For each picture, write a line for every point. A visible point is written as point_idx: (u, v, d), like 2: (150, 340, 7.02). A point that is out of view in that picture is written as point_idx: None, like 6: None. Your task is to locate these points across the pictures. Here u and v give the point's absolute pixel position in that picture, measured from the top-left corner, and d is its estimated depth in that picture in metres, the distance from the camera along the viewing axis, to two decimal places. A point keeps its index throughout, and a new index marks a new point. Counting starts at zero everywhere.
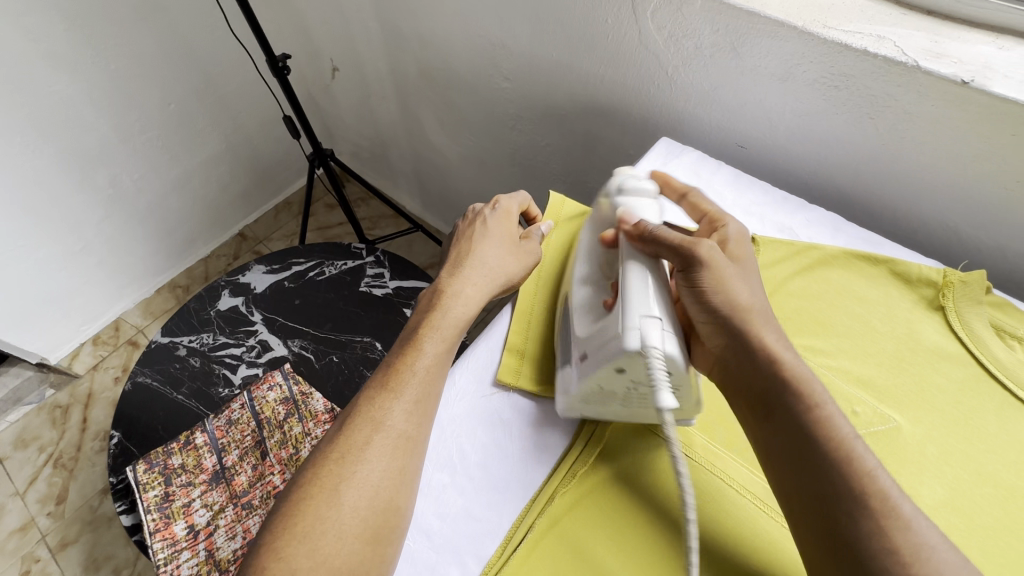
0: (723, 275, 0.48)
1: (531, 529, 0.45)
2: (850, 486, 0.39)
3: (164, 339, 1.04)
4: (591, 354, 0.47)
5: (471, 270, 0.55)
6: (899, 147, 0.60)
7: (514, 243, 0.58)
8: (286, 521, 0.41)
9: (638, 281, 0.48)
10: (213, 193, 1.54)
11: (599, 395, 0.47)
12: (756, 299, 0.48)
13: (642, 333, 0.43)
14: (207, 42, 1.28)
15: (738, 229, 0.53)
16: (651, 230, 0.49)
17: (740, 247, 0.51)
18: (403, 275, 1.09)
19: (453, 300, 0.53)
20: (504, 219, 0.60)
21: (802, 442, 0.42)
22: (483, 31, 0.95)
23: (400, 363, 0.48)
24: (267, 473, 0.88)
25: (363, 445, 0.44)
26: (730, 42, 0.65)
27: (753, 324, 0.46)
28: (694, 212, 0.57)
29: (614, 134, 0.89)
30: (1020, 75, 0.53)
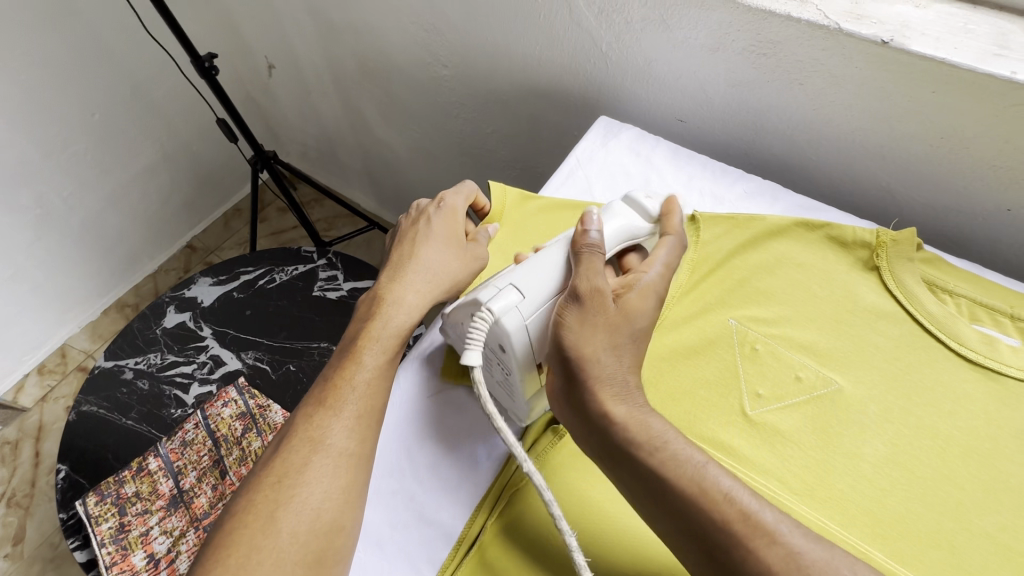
0: (585, 317, 0.43)
1: (487, 526, 0.44)
2: (707, 517, 0.36)
3: (108, 363, 0.99)
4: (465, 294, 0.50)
5: (415, 276, 0.53)
6: (829, 112, 0.61)
7: (458, 243, 0.57)
8: (220, 553, 0.39)
9: (535, 269, 0.48)
10: (153, 205, 1.46)
11: (457, 334, 0.50)
12: (614, 345, 0.43)
13: (502, 296, 0.46)
14: (127, 46, 1.21)
15: (652, 287, 0.46)
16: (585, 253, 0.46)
17: (639, 297, 0.45)
18: (357, 276, 1.06)
19: (394, 309, 0.51)
20: (450, 217, 0.58)
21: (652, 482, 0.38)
22: (415, 18, 0.92)
23: (340, 375, 0.47)
24: (228, 492, 0.85)
25: (300, 467, 0.42)
26: (658, 15, 0.64)
27: (597, 374, 0.41)
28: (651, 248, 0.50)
29: (558, 116, 0.88)
30: (938, 32, 0.53)
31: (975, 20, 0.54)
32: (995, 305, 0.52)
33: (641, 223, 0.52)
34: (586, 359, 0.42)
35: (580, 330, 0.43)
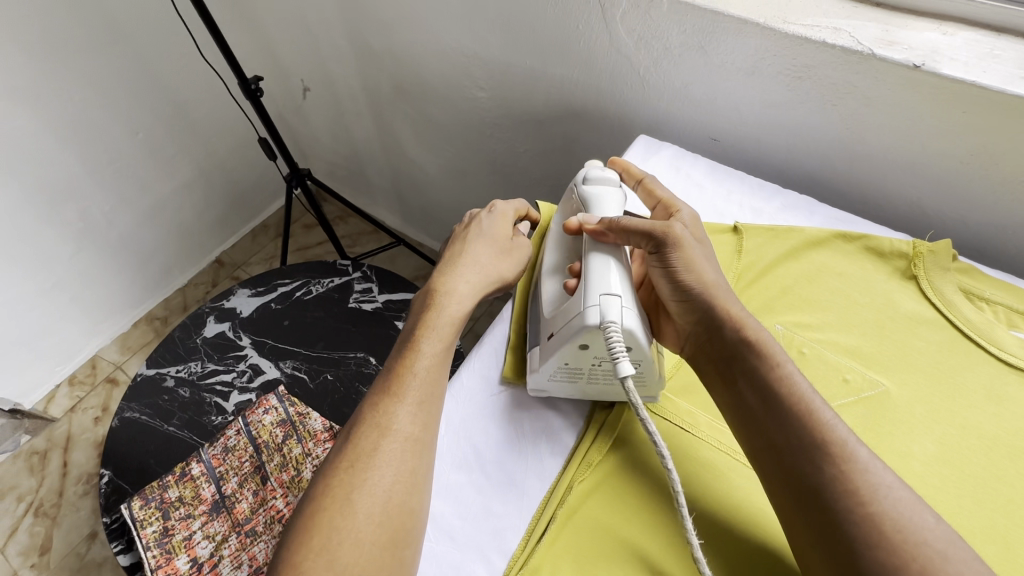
0: (691, 255, 0.51)
1: (552, 520, 0.46)
2: (810, 441, 0.42)
3: (150, 371, 1.02)
4: (555, 333, 0.49)
5: (465, 269, 0.56)
6: (861, 131, 0.64)
7: (507, 244, 0.60)
8: (302, 535, 0.41)
9: (601, 264, 0.51)
10: (187, 220, 1.51)
11: (566, 372, 0.50)
12: (720, 278, 0.51)
13: (601, 309, 0.47)
14: (174, 69, 1.27)
15: (689, 215, 0.57)
16: (621, 224, 0.52)
17: (697, 228, 0.55)
18: (392, 288, 1.10)
19: (448, 299, 0.54)
20: (501, 220, 0.62)
21: (767, 400, 0.45)
22: (455, 43, 0.97)
23: (400, 366, 0.49)
24: (268, 498, 0.86)
25: (371, 453, 0.44)
26: (697, 41, 0.68)
27: (719, 297, 0.50)
28: (650, 198, 0.60)
29: (592, 137, 0.92)
30: (967, 58, 0.57)
31: (1001, 46, 0.57)
32: None
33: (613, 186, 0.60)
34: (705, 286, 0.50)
35: (688, 262, 0.51)
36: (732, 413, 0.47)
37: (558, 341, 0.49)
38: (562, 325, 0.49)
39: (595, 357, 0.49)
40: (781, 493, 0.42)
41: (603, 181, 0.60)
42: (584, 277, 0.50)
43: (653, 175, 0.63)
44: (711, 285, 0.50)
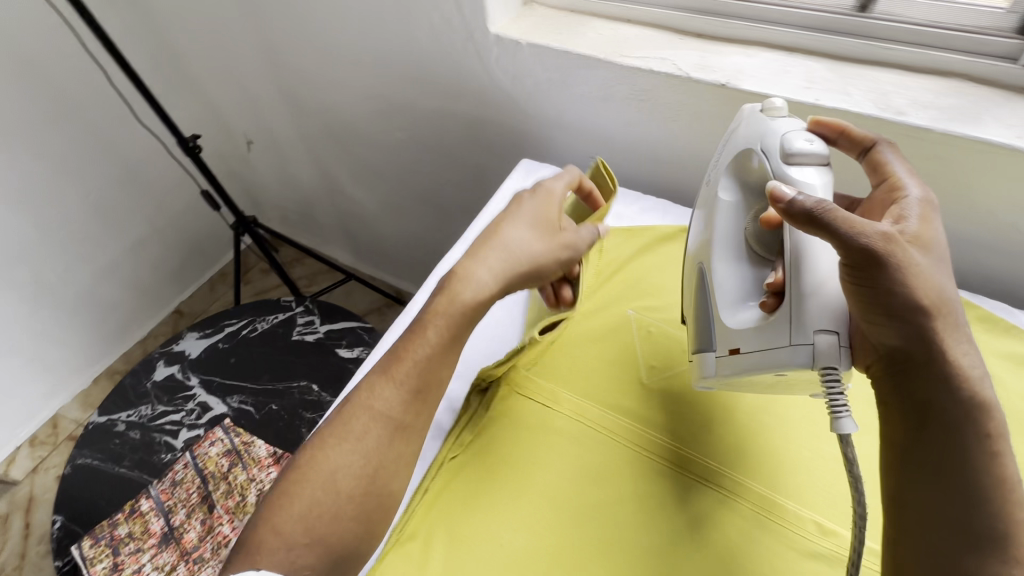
0: (909, 259, 0.43)
1: (428, 489, 0.54)
2: (944, 385, 0.43)
3: (102, 418, 1.06)
4: (744, 353, 0.49)
5: (490, 254, 0.52)
6: (699, 141, 0.75)
7: (548, 225, 0.55)
8: (281, 497, 0.46)
9: (814, 274, 0.46)
10: (142, 274, 1.57)
11: (744, 379, 0.51)
12: (932, 263, 0.44)
13: (825, 348, 0.44)
14: (120, 134, 1.35)
15: (920, 199, 0.49)
16: (834, 215, 0.42)
17: (927, 224, 0.47)
18: (333, 319, 1.16)
19: (464, 284, 0.51)
20: (546, 200, 0.57)
21: (953, 425, 0.43)
22: (370, 91, 1.08)
23: (401, 348, 0.51)
24: (216, 525, 0.91)
25: (359, 437, 0.48)
26: (558, 76, 0.80)
27: (915, 270, 0.43)
28: (877, 173, 0.53)
29: (497, 163, 1.03)
30: (761, 75, 0.68)
31: (793, 63, 0.69)
32: None
33: (813, 162, 0.50)
34: (938, 297, 0.43)
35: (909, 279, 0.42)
36: (907, 434, 0.45)
37: (750, 360, 0.49)
38: (759, 349, 0.48)
39: (788, 381, 0.49)
40: (931, 525, 0.42)
41: (808, 157, 0.50)
42: (788, 297, 0.47)
43: (888, 142, 0.54)
44: (934, 302, 0.43)
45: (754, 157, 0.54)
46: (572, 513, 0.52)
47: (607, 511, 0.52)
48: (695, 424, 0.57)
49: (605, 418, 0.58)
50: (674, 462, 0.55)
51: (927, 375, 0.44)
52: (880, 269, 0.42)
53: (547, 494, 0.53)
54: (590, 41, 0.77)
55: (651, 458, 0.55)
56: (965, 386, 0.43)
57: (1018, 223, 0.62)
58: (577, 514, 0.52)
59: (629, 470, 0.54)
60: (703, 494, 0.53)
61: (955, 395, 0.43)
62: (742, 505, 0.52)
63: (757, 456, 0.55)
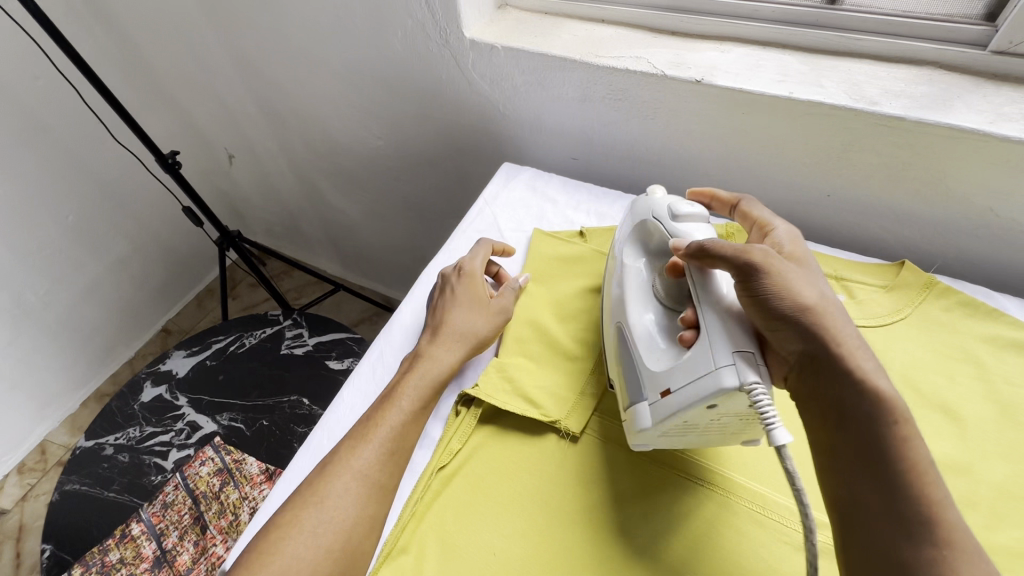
0: (783, 270, 0.47)
1: (420, 501, 0.53)
2: (850, 379, 0.43)
3: (89, 442, 1.04)
4: (675, 391, 0.46)
5: (452, 339, 0.59)
6: (678, 138, 0.76)
7: (487, 312, 0.62)
8: (260, 559, 0.45)
9: (717, 302, 0.47)
10: (126, 294, 1.55)
11: (680, 427, 0.47)
12: (807, 275, 0.48)
13: (741, 368, 0.42)
14: (97, 153, 1.33)
15: (788, 231, 0.54)
16: (711, 248, 0.48)
17: (796, 248, 0.52)
18: (322, 331, 1.15)
19: (430, 361, 0.58)
20: (471, 281, 0.64)
21: (867, 415, 0.41)
22: (349, 101, 1.07)
23: (368, 420, 0.53)
24: (209, 545, 0.91)
25: (345, 496, 0.48)
26: (536, 79, 0.80)
27: (790, 279, 0.46)
28: (747, 220, 0.58)
29: (480, 168, 1.03)
30: (735, 70, 0.68)
31: (766, 58, 0.69)
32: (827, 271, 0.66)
33: (699, 222, 0.55)
34: (820, 300, 0.46)
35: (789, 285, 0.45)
36: (830, 433, 0.43)
37: (680, 401, 0.45)
38: (686, 383, 0.45)
39: (721, 421, 0.46)
40: (866, 520, 0.39)
41: (693, 217, 0.55)
42: (704, 325, 0.46)
43: (750, 198, 0.61)
44: (818, 304, 0.46)
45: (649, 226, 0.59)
46: (560, 519, 0.51)
47: (591, 515, 0.51)
48: None
49: (603, 423, 0.57)
50: (660, 459, 0.55)
51: (834, 375, 0.43)
52: (759, 278, 0.46)
53: (537, 499, 0.53)
54: (566, 43, 0.77)
55: (648, 461, 0.55)
56: (869, 380, 0.42)
57: (994, 207, 0.62)
58: (563, 520, 0.51)
59: (616, 472, 0.54)
60: (692, 491, 0.52)
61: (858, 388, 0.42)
62: (735, 500, 0.51)
63: (750, 452, 0.55)
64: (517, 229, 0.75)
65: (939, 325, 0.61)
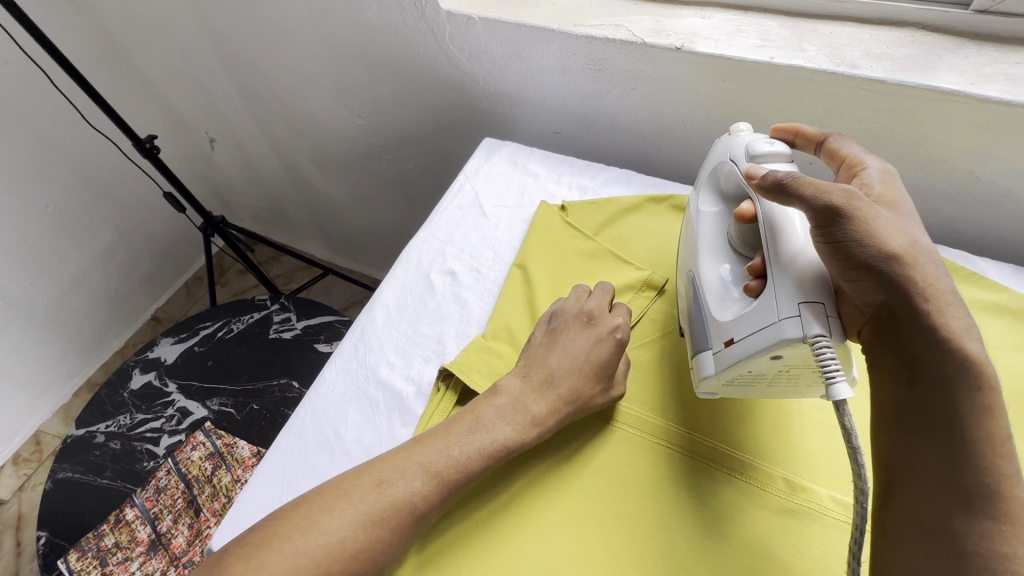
0: (872, 215, 0.44)
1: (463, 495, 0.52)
2: (934, 340, 0.41)
3: (80, 431, 1.04)
4: (738, 341, 0.47)
5: (561, 396, 0.53)
6: (660, 107, 0.75)
7: (606, 372, 0.55)
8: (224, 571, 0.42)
9: (788, 247, 0.47)
10: (113, 283, 1.53)
11: (749, 376, 0.49)
12: (901, 221, 0.45)
13: (805, 320, 0.43)
14: (75, 140, 1.30)
15: (881, 170, 0.51)
16: (790, 183, 0.46)
17: (890, 191, 0.48)
18: (309, 314, 1.14)
19: (498, 413, 0.51)
20: (591, 330, 0.58)
21: (943, 379, 0.41)
22: (326, 79, 1.05)
23: (421, 442, 0.49)
24: (203, 528, 0.91)
25: (378, 515, 0.45)
26: (514, 51, 0.78)
27: (880, 223, 0.44)
28: (833, 160, 0.54)
29: (462, 144, 1.01)
30: (716, 36, 0.67)
31: (747, 22, 0.68)
32: None
33: (777, 159, 0.52)
34: (912, 247, 0.43)
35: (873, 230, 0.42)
36: (896, 392, 0.43)
37: (745, 351, 0.46)
38: (749, 334, 0.46)
39: (789, 370, 0.47)
40: (925, 487, 0.40)
41: (772, 157, 0.52)
42: (770, 275, 0.47)
43: (839, 134, 0.56)
44: (909, 252, 0.43)
45: (724, 167, 0.57)
46: (572, 496, 0.52)
47: (608, 498, 0.52)
48: (675, 392, 0.58)
49: (624, 411, 0.57)
50: (654, 433, 0.55)
51: (916, 329, 0.42)
52: (843, 220, 0.43)
53: (538, 476, 0.53)
54: (543, 12, 0.75)
55: (673, 448, 0.54)
56: (954, 339, 0.41)
57: (975, 169, 0.62)
58: (570, 494, 0.52)
59: (615, 448, 0.55)
60: (685, 465, 0.53)
61: (941, 349, 0.41)
62: (720, 470, 0.52)
63: (761, 431, 0.54)
64: (499, 204, 0.75)
65: None
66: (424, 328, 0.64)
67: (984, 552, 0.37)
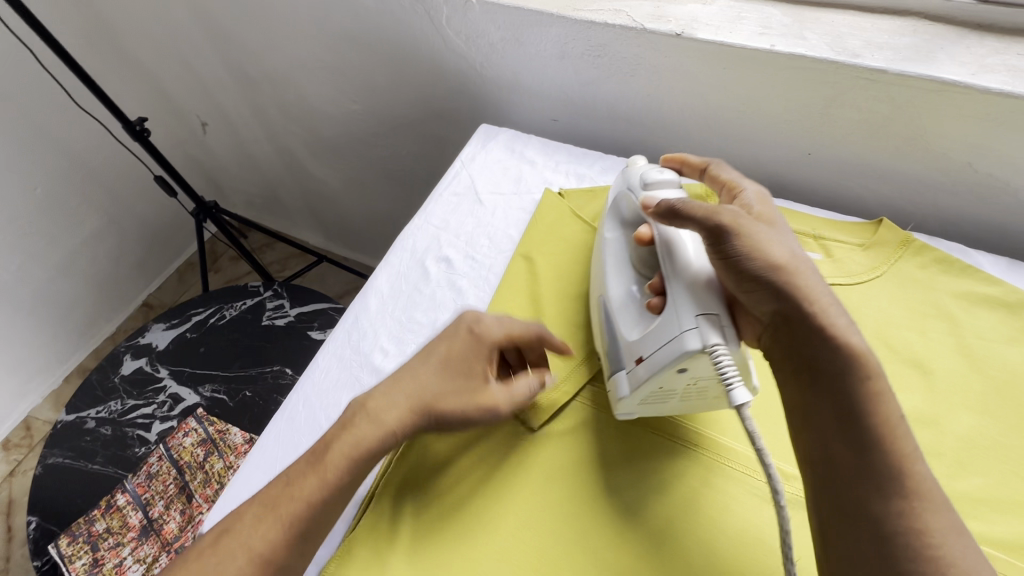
0: (754, 233, 0.46)
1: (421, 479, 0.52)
2: (822, 339, 0.43)
3: (70, 417, 1.03)
4: (646, 358, 0.47)
5: (415, 403, 0.49)
6: (659, 96, 0.74)
7: (470, 380, 0.51)
8: None
9: (683, 264, 0.48)
10: (103, 268, 1.51)
11: (661, 393, 0.48)
12: (780, 236, 0.48)
13: (702, 331, 0.44)
14: (63, 122, 1.28)
15: (758, 191, 0.53)
16: (676, 209, 0.49)
17: (765, 208, 0.51)
18: (303, 301, 1.13)
19: (353, 437, 0.47)
20: (469, 338, 0.52)
21: (839, 373, 0.42)
22: (320, 62, 1.03)
23: (276, 485, 0.46)
24: (195, 514, 0.91)
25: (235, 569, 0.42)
26: (512, 35, 0.77)
27: (760, 240, 0.46)
28: (715, 185, 0.56)
29: (459, 131, 1.00)
30: (718, 23, 0.66)
31: (749, 9, 0.67)
32: (805, 231, 0.65)
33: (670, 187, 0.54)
34: (791, 258, 0.46)
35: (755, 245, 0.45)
36: (802, 393, 0.44)
37: (652, 367, 0.46)
38: (655, 349, 0.46)
39: (698, 383, 0.47)
40: (837, 481, 0.41)
41: (663, 184, 0.54)
42: (669, 292, 0.48)
43: (717, 161, 0.59)
44: (790, 262, 0.46)
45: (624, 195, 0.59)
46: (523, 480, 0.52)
47: (560, 480, 0.51)
48: None
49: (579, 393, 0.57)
50: (650, 425, 0.54)
51: (806, 333, 0.44)
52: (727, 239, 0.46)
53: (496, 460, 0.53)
54: None
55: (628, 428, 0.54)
56: (838, 337, 0.43)
57: (973, 162, 0.62)
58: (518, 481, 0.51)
59: (563, 445, 0.53)
60: (675, 456, 0.52)
61: (832, 347, 0.43)
62: (711, 458, 0.51)
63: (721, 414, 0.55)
64: (495, 191, 0.74)
65: (914, 282, 0.60)
66: (418, 315, 0.63)
67: (906, 533, 0.38)
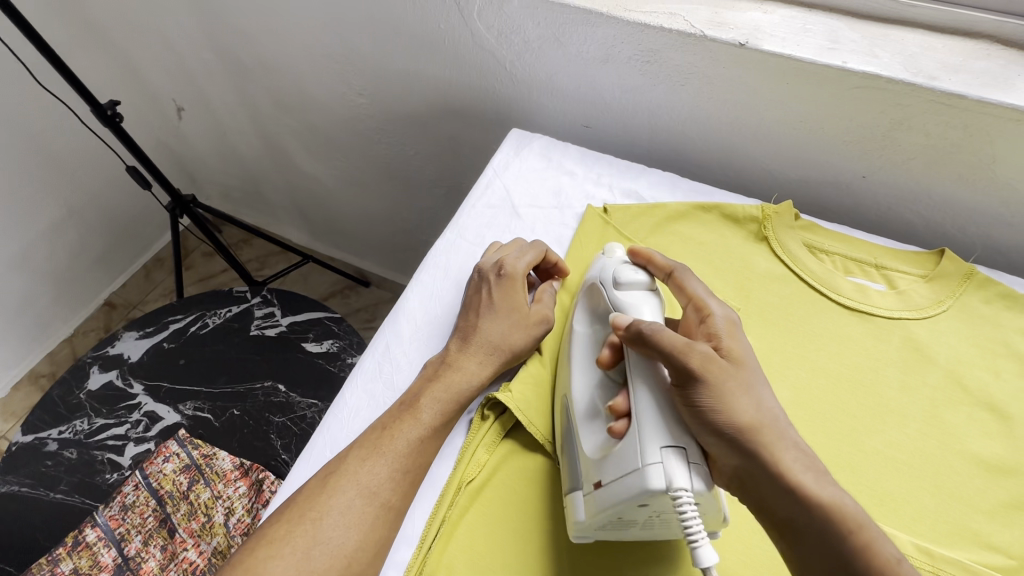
0: (720, 380, 0.43)
1: (437, 536, 0.46)
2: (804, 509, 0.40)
3: (28, 437, 0.92)
4: (605, 485, 0.42)
5: (497, 355, 0.52)
6: (710, 108, 0.69)
7: (522, 307, 0.54)
8: None
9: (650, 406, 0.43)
10: (61, 263, 1.36)
11: (616, 522, 0.43)
12: (753, 393, 0.43)
13: (667, 470, 0.39)
14: (19, 102, 1.13)
15: (723, 316, 0.48)
16: (650, 339, 0.44)
17: (733, 341, 0.46)
18: (296, 309, 1.04)
19: (409, 426, 0.47)
20: (511, 285, 0.54)
21: (822, 537, 0.40)
22: (323, 49, 0.94)
23: (336, 468, 0.45)
24: (179, 551, 0.81)
25: (314, 552, 0.41)
26: (553, 33, 0.71)
27: (731, 396, 0.42)
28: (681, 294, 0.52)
29: (478, 133, 0.93)
30: (783, 34, 0.62)
31: (814, 21, 0.63)
32: (865, 259, 0.61)
33: (641, 290, 0.51)
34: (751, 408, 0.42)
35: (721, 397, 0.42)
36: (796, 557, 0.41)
37: (610, 498, 0.41)
38: (613, 478, 0.42)
39: (658, 515, 0.42)
40: None
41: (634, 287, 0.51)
42: (637, 422, 0.42)
43: (682, 264, 0.54)
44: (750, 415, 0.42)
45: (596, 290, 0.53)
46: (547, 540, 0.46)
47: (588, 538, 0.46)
48: None
49: None
50: None
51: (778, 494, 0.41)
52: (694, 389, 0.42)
53: (514, 514, 0.47)
54: None
55: None
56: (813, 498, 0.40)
57: None
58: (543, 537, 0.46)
59: None
60: (752, 504, 0.49)
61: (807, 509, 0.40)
62: None
63: None
64: (533, 205, 0.68)
65: (982, 318, 0.57)
66: None
67: None
